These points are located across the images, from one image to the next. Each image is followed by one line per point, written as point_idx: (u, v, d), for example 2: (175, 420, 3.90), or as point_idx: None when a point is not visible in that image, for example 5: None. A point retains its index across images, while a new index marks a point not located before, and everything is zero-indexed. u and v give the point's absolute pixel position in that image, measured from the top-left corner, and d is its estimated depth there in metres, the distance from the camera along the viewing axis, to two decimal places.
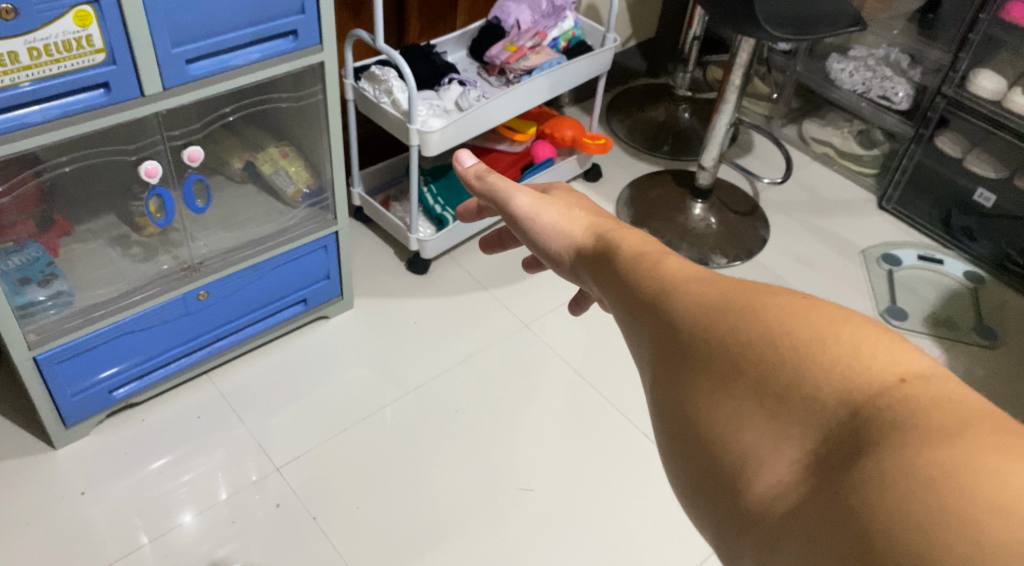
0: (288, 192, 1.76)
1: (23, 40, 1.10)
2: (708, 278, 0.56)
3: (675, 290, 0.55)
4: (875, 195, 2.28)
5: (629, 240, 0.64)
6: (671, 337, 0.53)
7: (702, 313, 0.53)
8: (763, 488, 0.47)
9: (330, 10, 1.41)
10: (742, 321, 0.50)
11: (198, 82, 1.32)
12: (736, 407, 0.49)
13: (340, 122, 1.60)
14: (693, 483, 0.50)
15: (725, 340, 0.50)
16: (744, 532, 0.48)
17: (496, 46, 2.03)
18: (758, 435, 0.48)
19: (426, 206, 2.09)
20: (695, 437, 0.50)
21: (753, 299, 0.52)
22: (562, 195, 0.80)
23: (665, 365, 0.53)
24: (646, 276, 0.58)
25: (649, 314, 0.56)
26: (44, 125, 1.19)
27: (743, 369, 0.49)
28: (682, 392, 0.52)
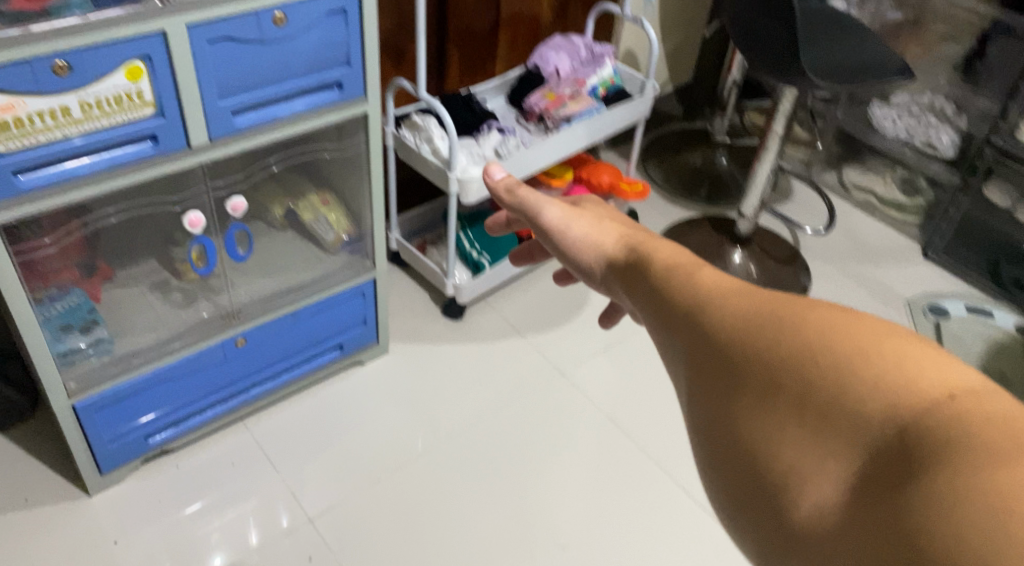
0: (328, 239, 1.75)
1: (76, 95, 1.10)
2: (748, 289, 0.54)
3: (715, 303, 0.54)
4: (920, 244, 2.23)
5: (666, 256, 0.63)
6: (711, 350, 0.52)
7: (742, 326, 0.51)
8: (806, 506, 0.45)
9: (375, 62, 1.42)
10: (785, 336, 0.49)
11: (243, 133, 1.32)
12: (779, 422, 0.47)
13: (381, 171, 1.59)
14: (728, 501, 0.49)
15: (766, 353, 0.49)
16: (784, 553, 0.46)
17: (536, 93, 2.03)
18: (802, 449, 0.46)
19: (463, 252, 2.07)
20: (736, 453, 0.48)
21: (796, 312, 0.50)
22: (594, 211, 0.79)
23: (703, 378, 0.52)
24: (683, 291, 0.57)
25: (686, 326, 0.55)
26: (93, 176, 1.19)
27: (785, 383, 0.48)
28: (723, 407, 0.50)
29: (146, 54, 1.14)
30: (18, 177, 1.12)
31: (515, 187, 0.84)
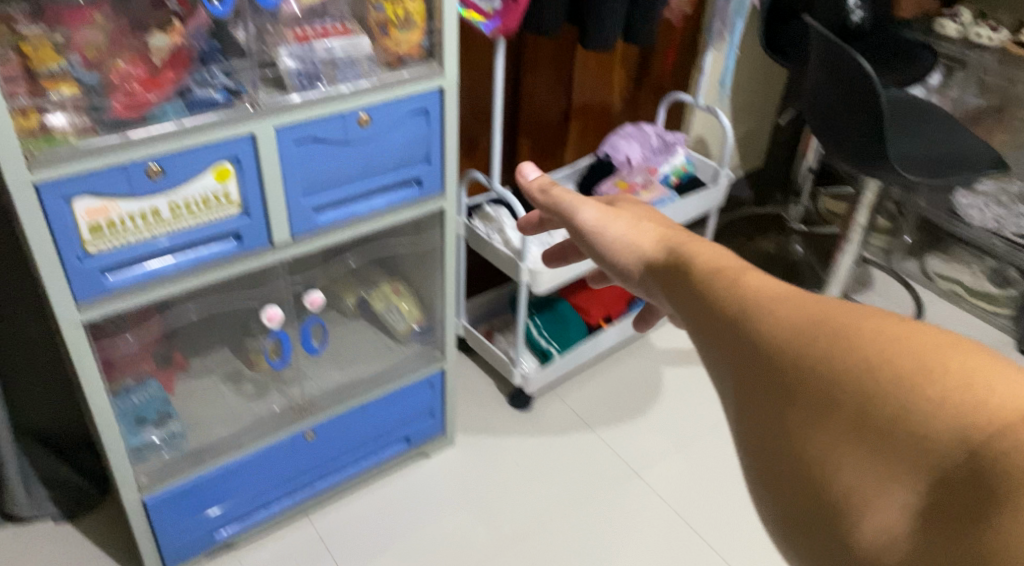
0: (399, 329, 1.71)
1: (166, 196, 1.12)
2: (793, 292, 0.51)
3: (754, 304, 0.51)
4: (1014, 338, 2.11)
5: (701, 250, 0.59)
6: (752, 359, 0.49)
7: (789, 334, 0.48)
8: (866, 536, 0.43)
9: (454, 159, 1.42)
10: (835, 347, 0.46)
11: (324, 230, 1.32)
12: (829, 441, 0.45)
13: (456, 263, 1.57)
14: (782, 522, 0.46)
15: (819, 368, 0.46)
16: None
17: (607, 183, 2.00)
18: (861, 473, 0.43)
19: (532, 340, 1.98)
20: (789, 475, 0.46)
21: (848, 322, 0.47)
22: (626, 212, 0.74)
23: (746, 389, 0.49)
24: (720, 290, 0.53)
25: (724, 330, 0.51)
26: (177, 275, 1.19)
27: (840, 401, 0.45)
28: (773, 421, 0.47)
29: (235, 156, 1.15)
30: (106, 276, 1.12)
31: (550, 187, 0.83)
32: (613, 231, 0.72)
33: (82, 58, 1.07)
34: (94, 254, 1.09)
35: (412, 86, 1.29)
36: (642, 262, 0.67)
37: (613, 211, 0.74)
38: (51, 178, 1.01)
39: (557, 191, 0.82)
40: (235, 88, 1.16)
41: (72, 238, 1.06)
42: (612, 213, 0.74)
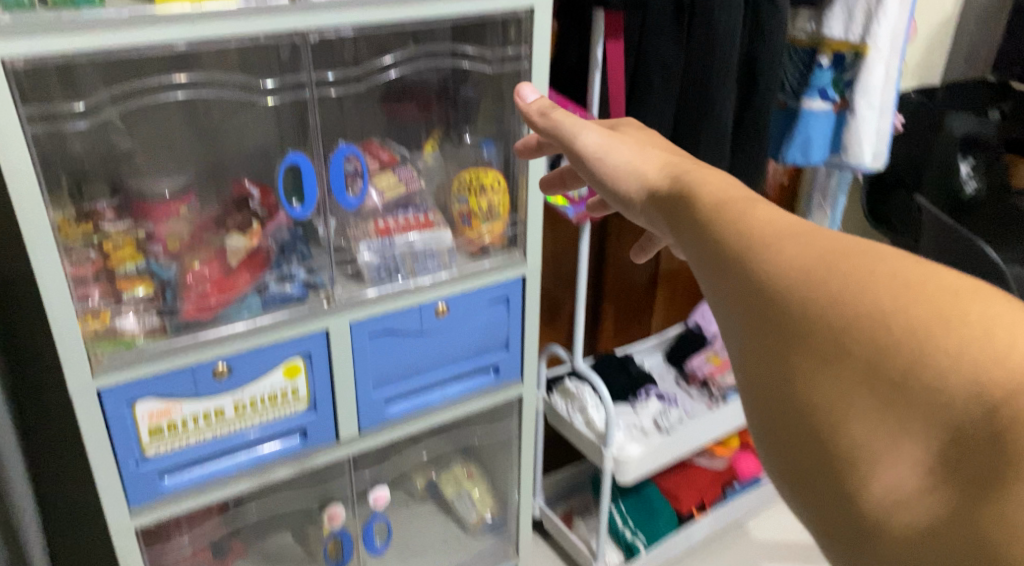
0: (470, 519, 1.58)
1: (232, 396, 1.06)
2: (798, 228, 0.51)
3: (758, 245, 0.51)
4: None
5: (703, 180, 0.60)
6: (758, 300, 0.49)
7: (795, 274, 0.48)
8: (874, 496, 0.43)
9: (534, 347, 1.33)
10: (846, 288, 0.46)
11: (395, 422, 1.24)
12: (837, 392, 0.45)
13: (534, 453, 1.46)
14: (785, 471, 0.47)
15: (827, 314, 0.46)
16: (846, 530, 0.44)
17: (698, 356, 1.89)
18: (872, 432, 0.44)
19: (614, 529, 1.82)
20: (794, 423, 0.47)
21: (854, 264, 0.47)
22: (622, 140, 0.72)
23: (749, 330, 0.49)
24: (724, 226, 0.54)
25: (726, 268, 0.52)
26: (236, 475, 1.12)
27: (849, 352, 0.45)
28: (777, 368, 0.47)
29: (307, 352, 1.10)
30: (162, 479, 1.07)
31: (552, 110, 0.78)
32: (622, 164, 0.69)
33: (163, 249, 1.09)
34: (151, 457, 1.04)
35: (495, 274, 1.23)
36: (641, 189, 0.67)
37: (615, 137, 0.73)
38: (114, 384, 0.97)
39: (555, 112, 0.78)
40: (313, 282, 1.14)
41: (132, 443, 1.02)
42: (615, 140, 0.72)
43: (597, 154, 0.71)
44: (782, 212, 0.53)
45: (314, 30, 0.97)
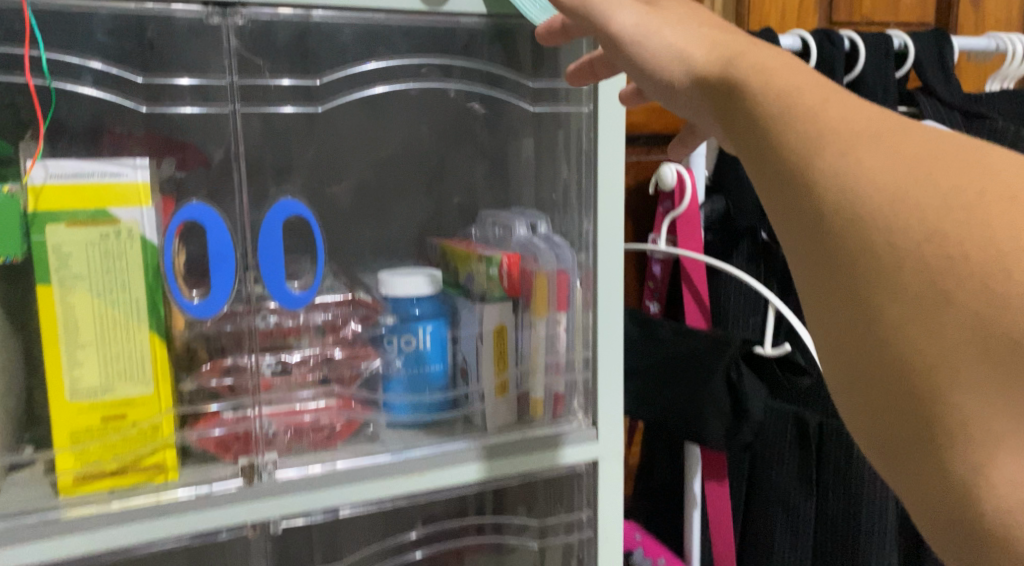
0: None
1: None
2: (885, 127, 0.43)
3: (832, 148, 0.42)
4: None
5: (770, 67, 0.47)
6: (834, 229, 0.42)
7: (882, 197, 0.41)
8: (998, 496, 0.38)
9: None
10: (949, 217, 0.39)
11: None
12: (944, 345, 0.39)
13: None
14: (879, 447, 0.42)
15: (922, 248, 0.39)
16: (958, 522, 0.40)
17: None
18: (989, 408, 0.38)
19: None
20: (885, 374, 0.41)
21: (976, 188, 0.39)
22: (666, 30, 0.55)
23: (822, 265, 0.43)
24: (789, 119, 0.44)
25: (790, 178, 0.44)
26: None
27: (955, 301, 0.38)
28: (862, 311, 0.41)
29: None
30: None
31: None
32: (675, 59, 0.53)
33: None
34: None
35: None
36: (688, 78, 0.52)
37: (657, 13, 0.56)
38: None
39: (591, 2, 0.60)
40: None
41: None
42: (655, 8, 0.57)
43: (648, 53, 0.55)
44: (867, 107, 0.44)
45: (278, 519, 0.70)
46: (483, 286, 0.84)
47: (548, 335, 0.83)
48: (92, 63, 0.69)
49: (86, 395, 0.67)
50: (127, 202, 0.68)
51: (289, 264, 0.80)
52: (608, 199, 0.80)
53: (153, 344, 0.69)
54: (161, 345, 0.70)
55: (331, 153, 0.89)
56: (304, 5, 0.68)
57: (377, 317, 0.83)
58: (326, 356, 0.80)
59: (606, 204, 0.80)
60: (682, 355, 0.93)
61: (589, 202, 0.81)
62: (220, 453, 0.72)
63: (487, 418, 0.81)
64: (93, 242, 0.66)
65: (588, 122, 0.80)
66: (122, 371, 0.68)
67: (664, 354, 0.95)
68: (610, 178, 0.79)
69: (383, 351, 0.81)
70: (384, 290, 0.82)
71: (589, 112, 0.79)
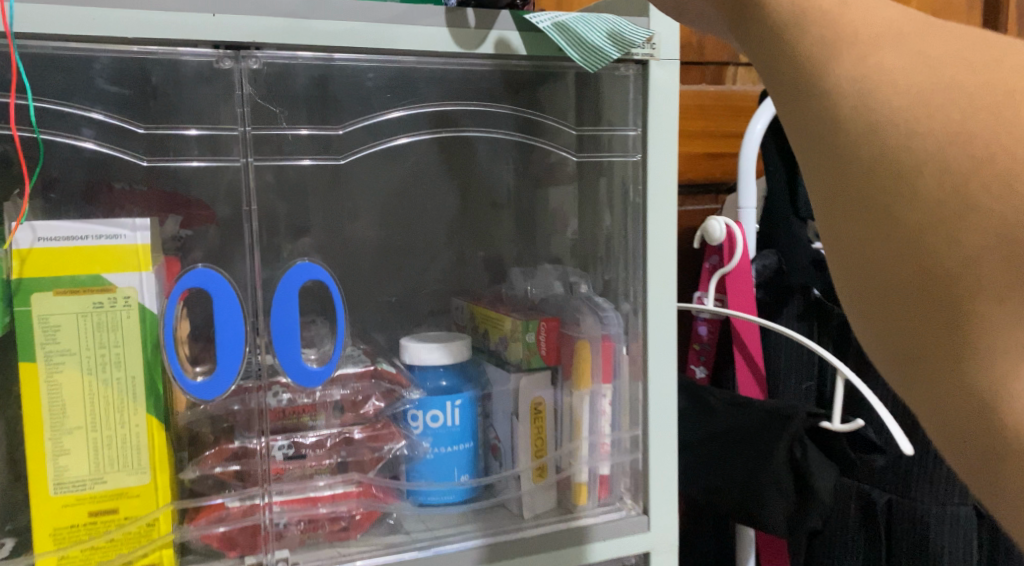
0: None
1: None
2: (907, 25, 0.38)
3: (850, 51, 0.38)
4: None
5: None
6: (851, 139, 0.37)
7: (902, 105, 0.36)
8: (1018, 405, 0.34)
9: None
10: (976, 119, 0.35)
11: None
12: (969, 254, 0.34)
13: None
14: (895, 349, 0.37)
15: (946, 156, 0.35)
16: (973, 407, 0.35)
17: None
18: (1017, 322, 0.34)
19: None
20: (907, 286, 0.36)
21: (1001, 85, 0.35)
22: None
23: (837, 179, 0.38)
24: (807, 23, 0.39)
25: (805, 87, 0.39)
26: None
27: (984, 210, 0.34)
28: (874, 224, 0.37)
29: None
30: None
31: None
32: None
33: None
34: None
35: None
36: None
37: None
38: None
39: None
40: None
41: None
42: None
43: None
44: (887, 3, 0.40)
45: None
46: (518, 354, 0.76)
47: (592, 409, 0.74)
48: (95, 113, 0.63)
49: (72, 487, 0.59)
50: (126, 267, 0.60)
51: (305, 330, 0.73)
52: (660, 258, 0.71)
53: (151, 429, 0.61)
54: (160, 430, 0.61)
55: (344, 205, 0.82)
56: (325, 49, 0.61)
57: (400, 392, 0.74)
58: (345, 437, 0.70)
59: (658, 264, 0.71)
60: (737, 429, 0.84)
61: (637, 260, 0.73)
62: (223, 548, 0.63)
63: (522, 505, 0.72)
64: (86, 312, 0.59)
65: (636, 172, 0.72)
66: (115, 461, 0.59)
67: (715, 426, 0.86)
68: (661, 236, 0.71)
69: (407, 429, 0.71)
70: (409, 358, 0.74)
71: (636, 161, 0.71)
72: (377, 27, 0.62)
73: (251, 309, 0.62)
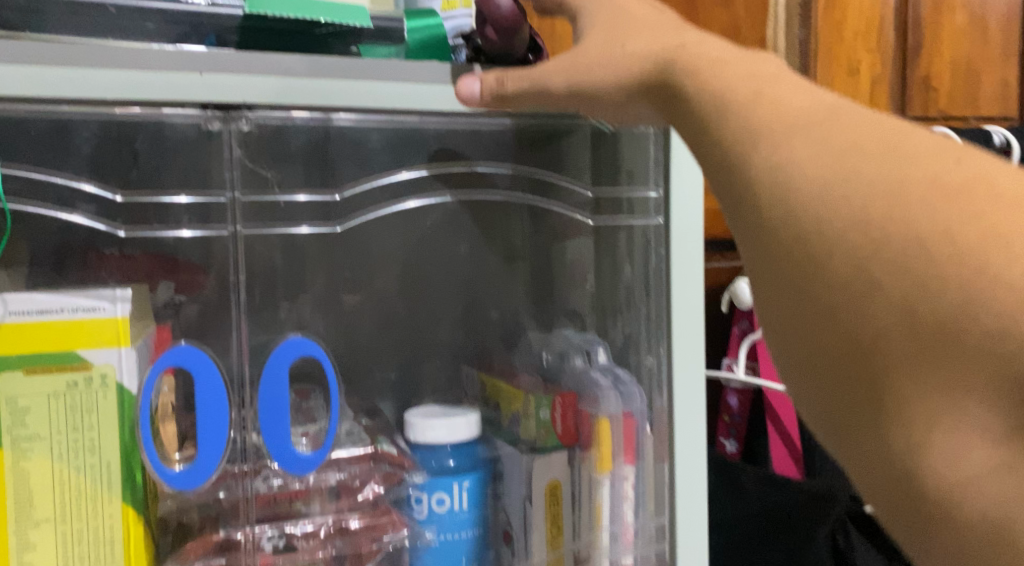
0: None
1: None
2: (820, 114, 0.43)
3: (767, 142, 0.43)
4: None
5: (719, 59, 0.49)
6: (776, 224, 0.42)
7: (815, 188, 0.41)
8: (932, 471, 0.37)
9: None
10: (873, 202, 0.39)
11: None
12: (874, 324, 0.38)
13: None
14: (825, 411, 0.41)
15: (848, 233, 0.39)
16: (891, 464, 0.38)
17: None
18: (924, 389, 0.37)
19: None
20: (831, 355, 0.40)
21: (888, 175, 0.40)
22: (695, 47, 0.50)
23: (767, 261, 0.43)
24: (732, 112, 0.45)
25: (737, 179, 0.44)
26: None
27: (880, 282, 0.38)
28: (796, 298, 0.41)
29: None
30: None
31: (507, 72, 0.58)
32: (692, 72, 0.49)
33: None
34: None
35: None
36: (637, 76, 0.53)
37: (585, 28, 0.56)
38: None
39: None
40: None
41: None
42: (659, 14, 0.55)
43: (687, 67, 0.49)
44: (808, 93, 0.45)
45: None
46: (532, 432, 0.71)
47: (615, 494, 0.68)
48: (84, 184, 0.60)
49: None
50: (102, 343, 0.56)
51: (302, 404, 0.67)
52: (685, 327, 0.66)
53: (126, 521, 0.56)
54: (136, 521, 0.56)
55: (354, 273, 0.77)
56: (323, 108, 0.58)
57: (402, 476, 0.67)
58: (340, 526, 0.64)
59: (682, 333, 0.66)
60: (771, 512, 0.79)
61: (660, 331, 0.67)
62: None
63: None
64: (58, 393, 0.54)
65: (658, 235, 0.67)
66: (84, 556, 0.55)
67: (749, 509, 0.81)
68: (686, 303, 0.66)
69: (411, 516, 0.66)
70: (413, 435, 0.68)
71: (659, 224, 0.66)
72: (378, 85, 0.58)
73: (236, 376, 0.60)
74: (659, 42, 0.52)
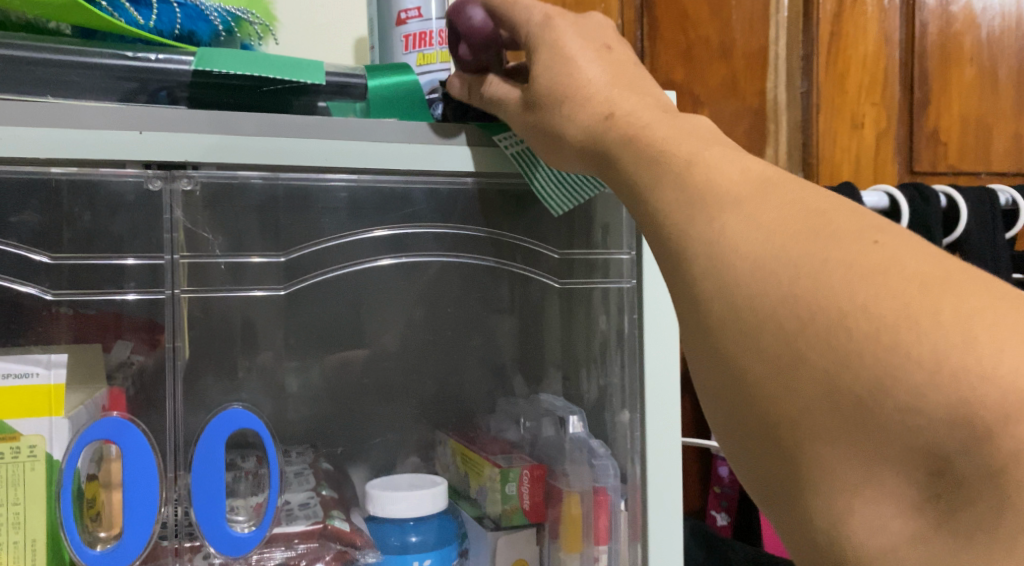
0: None
1: None
2: (745, 187, 0.43)
3: (704, 213, 0.43)
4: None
5: (653, 124, 0.48)
6: (708, 296, 0.42)
7: (746, 263, 0.40)
8: (856, 545, 0.38)
9: None
10: (800, 280, 0.39)
11: None
12: (800, 400, 0.38)
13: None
14: (756, 481, 0.41)
15: (779, 313, 0.39)
16: (818, 533, 0.39)
17: None
18: (846, 460, 0.37)
19: None
20: (759, 426, 0.40)
21: (812, 254, 0.39)
22: (630, 116, 0.50)
23: (696, 332, 0.42)
24: (666, 181, 0.45)
25: (669, 251, 0.44)
26: None
27: (807, 361, 0.38)
28: (726, 370, 0.41)
29: None
30: None
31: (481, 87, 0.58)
32: (629, 141, 0.48)
33: None
34: None
35: None
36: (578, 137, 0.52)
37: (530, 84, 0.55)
38: None
39: (561, 22, 0.54)
40: None
41: None
42: (606, 57, 0.53)
43: (627, 139, 0.49)
44: (740, 160, 0.44)
45: None
46: (497, 506, 0.66)
47: None
48: (34, 255, 0.58)
49: None
50: (32, 411, 0.53)
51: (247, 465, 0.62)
52: (662, 395, 0.62)
53: None
54: None
55: (342, 335, 0.72)
56: (272, 169, 0.56)
57: (354, 555, 0.63)
58: None
59: (655, 403, 0.62)
60: None
61: (634, 400, 0.64)
62: None
63: None
64: None
65: (631, 298, 0.64)
66: None
67: None
68: (660, 372, 0.63)
69: None
70: (374, 508, 0.65)
71: (631, 287, 0.64)
72: (327, 146, 0.56)
73: (172, 443, 0.58)
74: (595, 102, 0.51)
